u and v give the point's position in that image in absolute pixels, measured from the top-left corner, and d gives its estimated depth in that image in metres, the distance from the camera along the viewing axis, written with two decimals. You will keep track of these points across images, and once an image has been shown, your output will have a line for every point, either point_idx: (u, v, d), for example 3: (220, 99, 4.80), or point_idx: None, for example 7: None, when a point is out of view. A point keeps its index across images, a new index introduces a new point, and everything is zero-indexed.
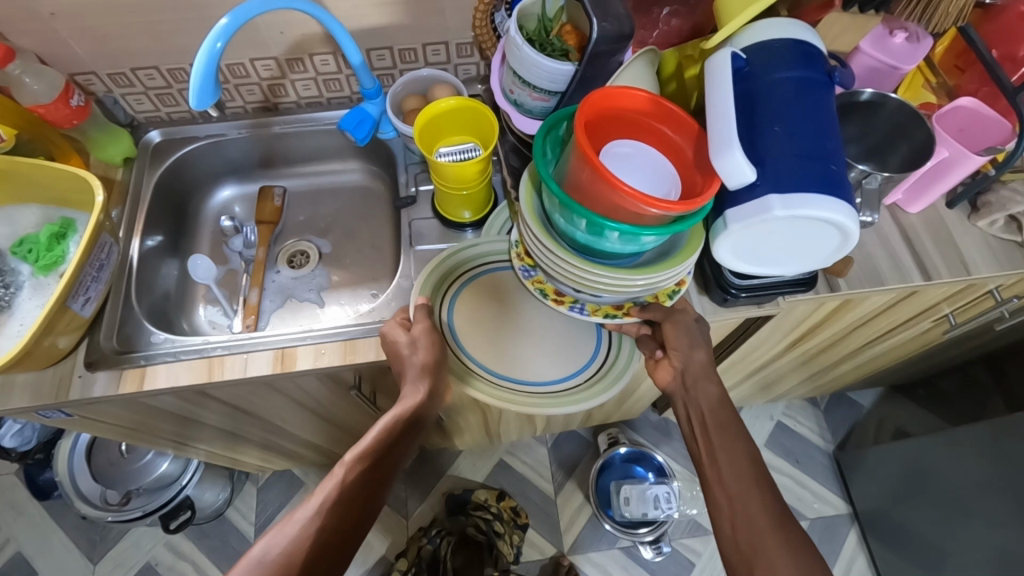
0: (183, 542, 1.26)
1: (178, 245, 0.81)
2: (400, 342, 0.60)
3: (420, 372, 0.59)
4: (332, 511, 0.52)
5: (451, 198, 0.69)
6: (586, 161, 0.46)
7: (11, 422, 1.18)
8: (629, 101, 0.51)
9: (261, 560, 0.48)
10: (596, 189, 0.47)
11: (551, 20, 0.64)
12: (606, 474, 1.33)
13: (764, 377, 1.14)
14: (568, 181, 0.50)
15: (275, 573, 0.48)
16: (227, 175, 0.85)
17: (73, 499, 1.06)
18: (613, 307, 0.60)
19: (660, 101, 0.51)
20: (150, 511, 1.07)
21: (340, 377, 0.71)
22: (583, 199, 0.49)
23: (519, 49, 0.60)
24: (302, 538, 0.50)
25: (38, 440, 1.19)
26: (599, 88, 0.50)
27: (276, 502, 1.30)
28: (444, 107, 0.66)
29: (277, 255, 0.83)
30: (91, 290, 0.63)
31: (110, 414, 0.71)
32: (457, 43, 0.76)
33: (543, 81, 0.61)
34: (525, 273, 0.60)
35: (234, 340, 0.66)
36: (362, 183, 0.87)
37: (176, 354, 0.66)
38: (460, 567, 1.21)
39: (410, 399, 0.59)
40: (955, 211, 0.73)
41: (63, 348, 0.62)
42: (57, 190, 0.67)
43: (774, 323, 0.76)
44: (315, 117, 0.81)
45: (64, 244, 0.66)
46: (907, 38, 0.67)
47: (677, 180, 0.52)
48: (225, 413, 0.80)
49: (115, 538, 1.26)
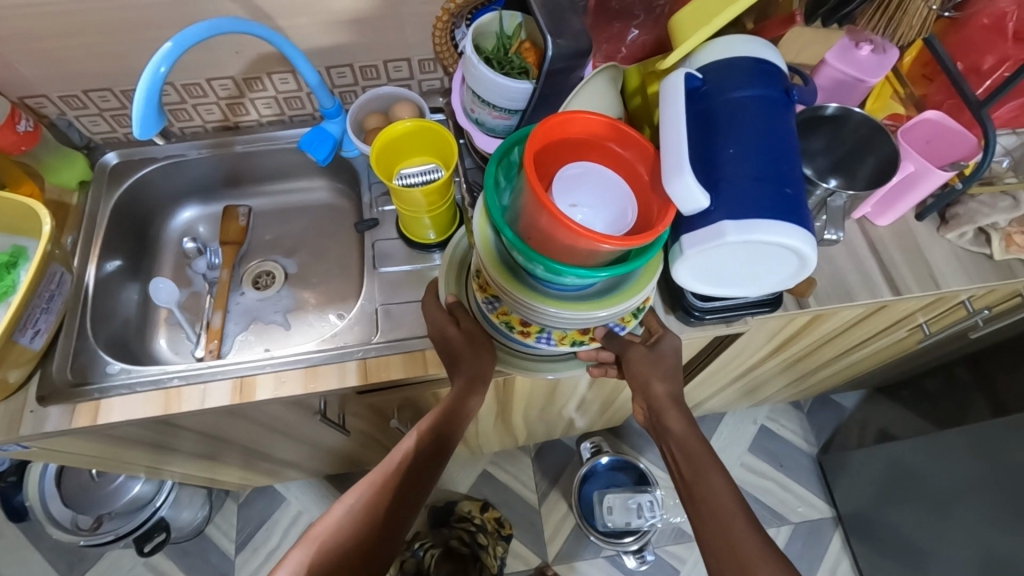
0: (163, 561, 1.25)
1: (139, 267, 0.79)
2: (448, 335, 0.59)
3: (474, 360, 0.59)
4: (391, 483, 0.56)
5: (413, 220, 0.68)
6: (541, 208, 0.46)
7: None
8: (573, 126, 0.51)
9: (349, 513, 0.54)
10: (552, 233, 0.47)
11: (509, 37, 0.62)
12: (589, 482, 1.33)
13: (745, 384, 1.14)
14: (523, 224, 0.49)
15: (359, 526, 0.53)
16: (191, 195, 0.83)
17: (44, 524, 1.04)
18: (579, 332, 0.59)
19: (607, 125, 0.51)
20: (123, 534, 1.06)
21: (305, 403, 0.69)
22: (538, 243, 0.49)
23: (475, 68, 0.59)
24: (360, 510, 0.54)
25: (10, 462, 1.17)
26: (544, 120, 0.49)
27: (257, 519, 1.29)
28: (402, 129, 0.64)
29: (242, 276, 0.81)
30: (41, 322, 0.61)
31: (70, 446, 0.70)
32: (420, 59, 0.74)
33: (501, 99, 0.60)
34: (489, 305, 0.58)
35: (192, 369, 0.65)
36: (329, 201, 0.85)
37: (132, 385, 0.64)
38: None
39: (465, 383, 0.59)
40: (925, 224, 0.73)
41: (13, 382, 0.61)
42: (6, 217, 0.65)
43: (746, 338, 0.75)
44: (278, 136, 0.79)
45: (14, 273, 0.65)
46: (872, 50, 0.66)
47: (629, 202, 0.52)
48: (192, 440, 0.79)
49: (93, 560, 1.24)
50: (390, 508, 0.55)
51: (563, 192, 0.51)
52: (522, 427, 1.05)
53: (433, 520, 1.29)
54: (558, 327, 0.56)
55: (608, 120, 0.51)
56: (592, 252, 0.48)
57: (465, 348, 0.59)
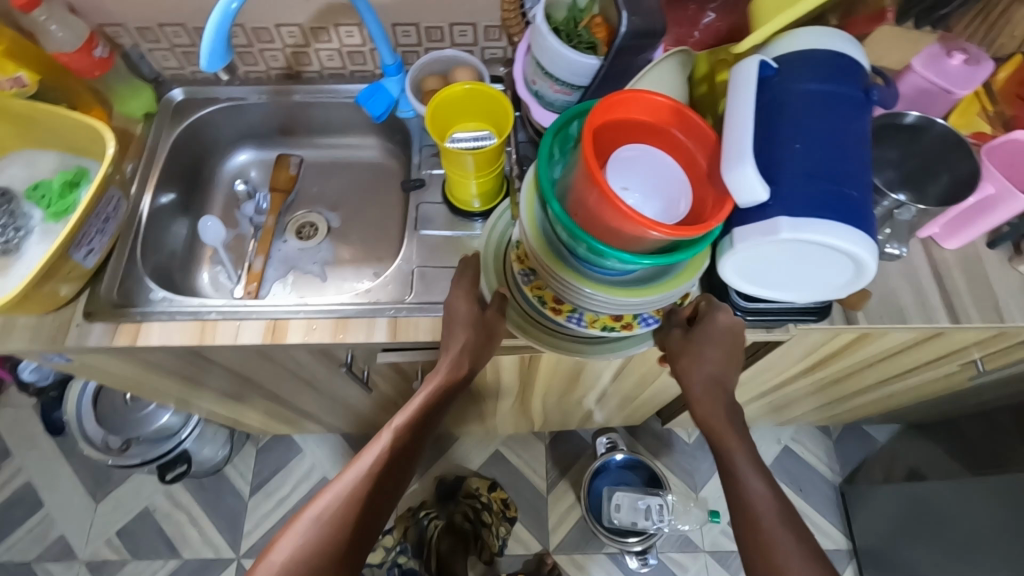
0: (181, 492, 1.30)
1: (190, 203, 0.81)
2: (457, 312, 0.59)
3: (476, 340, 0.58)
4: (376, 465, 0.57)
5: (461, 185, 0.67)
6: (593, 183, 0.45)
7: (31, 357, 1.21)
8: (638, 106, 0.50)
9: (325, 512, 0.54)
10: (600, 213, 0.46)
11: (581, 11, 0.61)
12: (600, 477, 1.31)
13: (775, 399, 1.10)
14: (571, 199, 0.49)
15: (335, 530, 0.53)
16: (246, 139, 0.85)
17: (78, 440, 1.08)
18: (612, 319, 0.57)
19: (675, 108, 0.50)
20: (149, 460, 1.10)
21: (331, 354, 0.70)
22: (582, 220, 0.48)
23: (543, 38, 0.57)
24: (347, 494, 0.55)
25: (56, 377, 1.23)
26: (608, 96, 0.48)
27: (273, 465, 1.32)
28: (461, 91, 0.64)
29: (287, 224, 0.83)
30: (95, 242, 0.64)
31: (108, 365, 0.73)
32: (486, 26, 0.73)
33: (564, 73, 0.59)
34: (524, 278, 0.58)
35: (229, 305, 0.67)
36: (377, 160, 0.86)
37: (172, 313, 0.66)
38: (445, 552, 1.18)
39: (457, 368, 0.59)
40: (996, 253, 0.68)
41: (64, 295, 0.63)
42: (74, 138, 0.68)
43: (784, 349, 0.73)
44: (336, 89, 0.79)
45: (76, 192, 0.67)
46: (965, 60, 0.61)
47: (686, 191, 0.51)
48: (220, 376, 0.81)
49: (119, 481, 1.31)
50: (373, 493, 0.56)
51: (618, 173, 0.50)
52: (540, 411, 1.04)
53: (439, 491, 1.30)
54: (592, 308, 0.55)
55: (675, 103, 0.50)
56: (638, 238, 0.47)
57: (468, 326, 0.59)
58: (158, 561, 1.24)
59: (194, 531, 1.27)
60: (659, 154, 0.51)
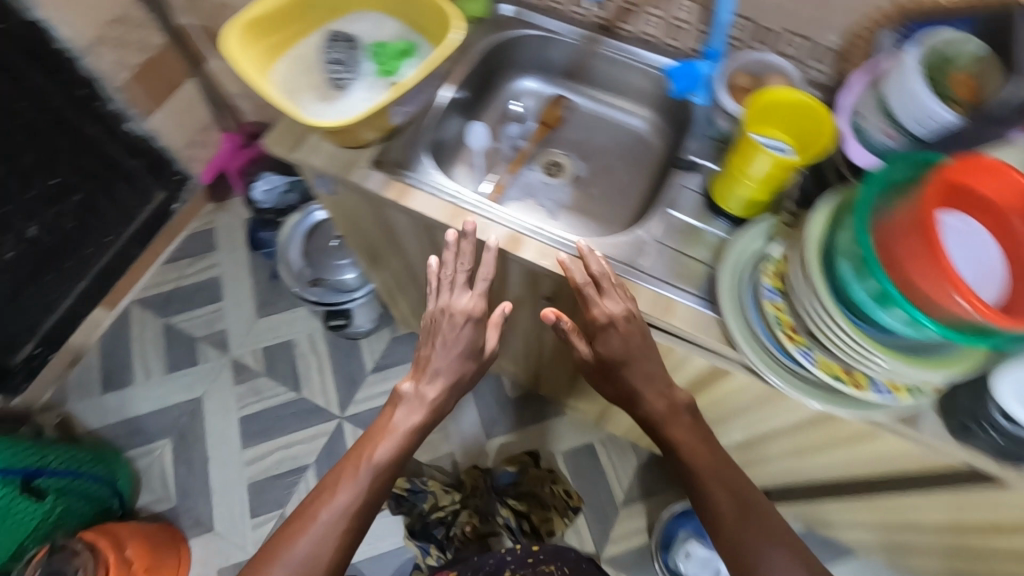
0: (320, 341, 1.53)
1: (474, 105, 0.88)
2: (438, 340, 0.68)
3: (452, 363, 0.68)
4: (368, 490, 0.66)
5: (730, 183, 0.66)
6: (917, 230, 0.45)
7: (268, 181, 1.50)
8: (991, 183, 0.48)
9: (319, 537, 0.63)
10: (907, 261, 0.45)
11: (954, 65, 0.59)
12: (683, 520, 1.26)
13: (911, 545, 1.00)
14: (877, 237, 0.48)
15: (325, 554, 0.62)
16: (537, 69, 0.90)
17: (280, 262, 1.27)
18: (841, 369, 0.55)
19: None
20: (322, 303, 1.26)
21: (539, 280, 0.75)
22: (879, 261, 0.47)
23: (908, 79, 0.57)
24: (342, 516, 0.64)
25: (274, 207, 1.51)
26: (964, 160, 0.48)
27: (396, 357, 1.50)
28: (795, 99, 0.62)
29: (538, 156, 0.88)
30: (410, 105, 0.73)
31: (359, 208, 0.84)
32: (821, 45, 0.72)
33: (910, 120, 0.57)
34: (769, 294, 0.59)
35: (482, 203, 0.73)
36: (641, 133, 0.88)
37: (437, 189, 0.74)
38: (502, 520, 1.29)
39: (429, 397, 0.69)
40: None
41: (367, 138, 0.73)
42: (422, 16, 0.76)
43: (992, 496, 0.65)
44: (641, 54, 0.82)
45: (404, 60, 0.76)
46: None
47: (1000, 285, 0.47)
48: (422, 264, 0.94)
49: (281, 308, 1.57)
50: (359, 515, 0.65)
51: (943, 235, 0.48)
52: None
53: (519, 465, 1.35)
54: (833, 351, 0.54)
55: None
56: (934, 306, 0.45)
57: (449, 352, 0.68)
58: (282, 384, 1.48)
59: (316, 376, 1.48)
60: (987, 238, 0.49)
